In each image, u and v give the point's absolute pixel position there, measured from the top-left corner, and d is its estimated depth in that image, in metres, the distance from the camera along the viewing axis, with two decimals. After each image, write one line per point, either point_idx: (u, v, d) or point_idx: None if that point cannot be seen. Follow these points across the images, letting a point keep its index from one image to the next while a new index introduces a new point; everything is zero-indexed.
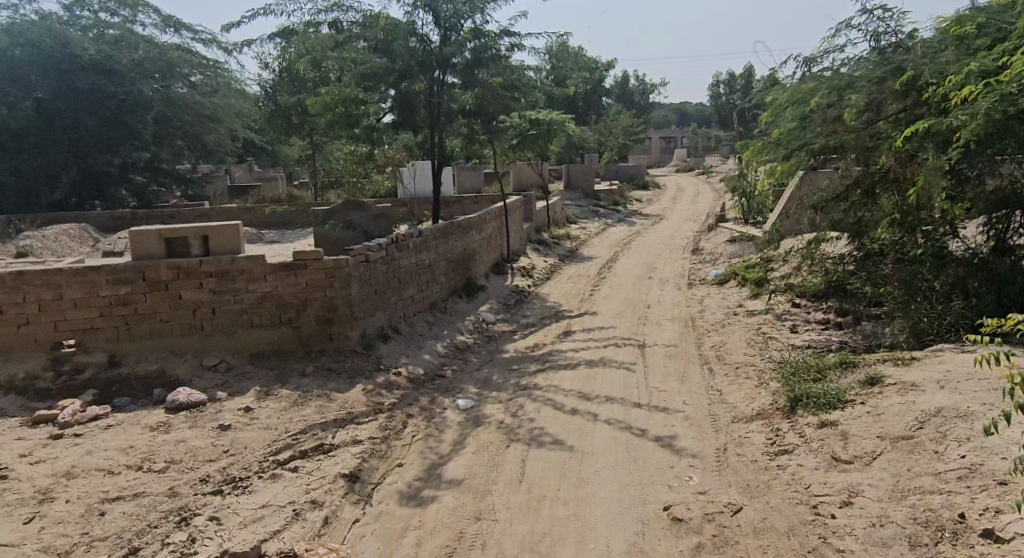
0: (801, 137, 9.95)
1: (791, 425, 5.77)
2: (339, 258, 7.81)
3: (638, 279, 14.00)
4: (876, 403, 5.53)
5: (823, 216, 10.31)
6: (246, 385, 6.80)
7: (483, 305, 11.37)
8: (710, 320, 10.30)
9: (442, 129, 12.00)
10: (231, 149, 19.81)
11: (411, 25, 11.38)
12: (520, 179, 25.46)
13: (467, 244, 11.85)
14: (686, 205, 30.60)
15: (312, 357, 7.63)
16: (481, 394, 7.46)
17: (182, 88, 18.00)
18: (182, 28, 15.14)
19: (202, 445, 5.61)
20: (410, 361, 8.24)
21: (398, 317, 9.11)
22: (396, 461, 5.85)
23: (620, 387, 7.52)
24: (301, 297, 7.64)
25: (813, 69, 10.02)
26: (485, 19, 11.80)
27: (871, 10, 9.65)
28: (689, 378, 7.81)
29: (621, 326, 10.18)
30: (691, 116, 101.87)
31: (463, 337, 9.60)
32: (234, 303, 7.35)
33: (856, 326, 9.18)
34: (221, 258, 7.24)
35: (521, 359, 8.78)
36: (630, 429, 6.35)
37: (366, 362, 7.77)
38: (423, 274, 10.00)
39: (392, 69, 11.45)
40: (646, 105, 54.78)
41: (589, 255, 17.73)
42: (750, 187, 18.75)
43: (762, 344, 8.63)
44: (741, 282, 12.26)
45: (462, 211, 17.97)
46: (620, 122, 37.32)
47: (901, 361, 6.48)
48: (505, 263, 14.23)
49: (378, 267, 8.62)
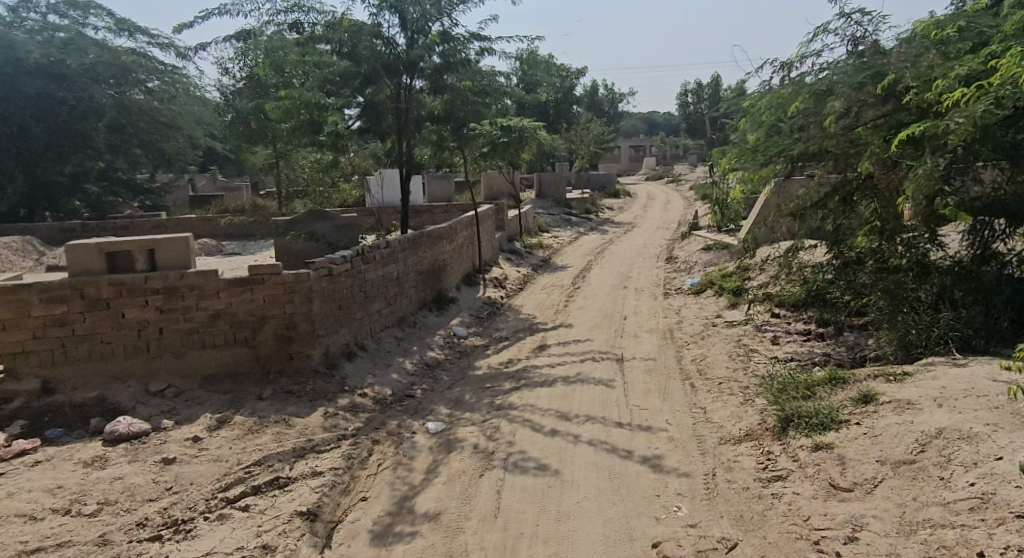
0: (779, 145, 9.63)
1: (784, 448, 5.43)
2: (300, 272, 7.34)
3: (613, 289, 13.66)
4: (873, 423, 5.19)
5: (802, 224, 10.05)
6: (196, 412, 6.32)
7: (454, 319, 10.90)
8: (689, 332, 9.96)
9: (411, 135, 11.62)
10: (192, 157, 19.17)
11: (377, 27, 11.01)
12: (491, 187, 25.40)
13: (437, 255, 11.41)
14: (658, 212, 30.46)
15: (270, 380, 7.13)
16: (453, 416, 7.02)
17: (138, 94, 17.24)
18: (136, 32, 14.52)
19: (141, 483, 5.12)
20: (377, 381, 7.77)
21: (363, 334, 8.63)
22: (359, 494, 5.39)
23: (599, 405, 7.12)
24: (258, 314, 7.17)
25: (791, 72, 9.64)
26: (453, 23, 11.41)
27: (849, 14, 9.39)
28: (671, 395, 7.42)
29: (598, 339, 9.81)
30: (660, 125, 102.63)
31: (433, 353, 9.14)
32: (183, 322, 6.85)
33: (837, 337, 8.79)
34: (169, 273, 6.75)
35: (494, 376, 8.34)
36: (612, 452, 5.95)
37: (329, 383, 7.30)
38: (390, 287, 9.53)
39: (358, 72, 10.97)
40: (616, 113, 54.91)
41: (563, 264, 17.39)
42: (723, 194, 18.58)
43: (743, 358, 8.32)
44: (718, 291, 11.92)
45: (432, 220, 17.51)
46: (590, 130, 37.23)
47: (895, 377, 6.07)
48: (476, 273, 13.81)
49: (342, 281, 8.16)
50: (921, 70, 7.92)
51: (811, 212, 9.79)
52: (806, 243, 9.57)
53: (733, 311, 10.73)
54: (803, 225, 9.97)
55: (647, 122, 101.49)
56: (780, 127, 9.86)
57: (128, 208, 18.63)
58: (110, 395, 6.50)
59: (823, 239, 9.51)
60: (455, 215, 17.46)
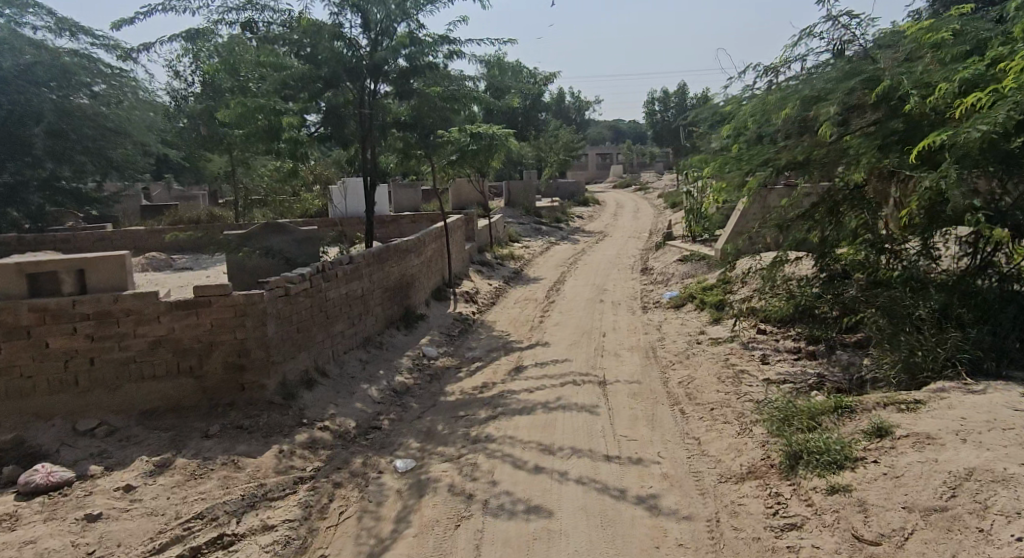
0: (764, 153, 8.91)
1: (794, 489, 4.90)
2: (253, 293, 6.63)
3: (588, 303, 13.11)
4: (893, 461, 4.67)
5: (788, 236, 9.59)
6: (130, 455, 5.60)
7: (423, 338, 10.23)
8: (671, 350, 9.44)
9: (376, 142, 10.97)
10: (142, 165, 18.21)
11: (339, 28, 10.33)
12: (460, 196, 24.89)
13: (405, 270, 10.72)
14: (628, 221, 30.08)
15: (218, 414, 6.41)
16: (424, 450, 6.35)
17: (83, 98, 16.23)
18: (78, 32, 13.62)
19: (57, 547, 4.53)
20: (339, 412, 7.08)
21: (325, 358, 7.94)
22: (316, 552, 4.76)
23: (584, 436, 6.53)
24: (204, 341, 6.45)
25: (774, 78, 9.07)
26: (420, 24, 10.78)
27: (835, 17, 8.86)
28: (660, 423, 6.85)
29: (577, 359, 9.22)
30: (626, 134, 103.00)
31: (401, 377, 8.47)
32: (117, 351, 6.13)
33: (830, 355, 8.32)
34: (100, 296, 6.04)
35: (468, 403, 7.70)
36: (602, 492, 5.35)
37: (286, 416, 6.59)
38: (354, 306, 8.85)
39: (317, 76, 10.32)
40: (583, 122, 54.69)
41: (535, 276, 16.80)
42: (697, 203, 18.18)
43: (732, 381, 7.82)
44: (698, 305, 11.42)
45: (398, 231, 16.81)
46: (559, 138, 36.79)
47: (907, 405, 5.52)
48: (445, 288, 13.14)
49: (299, 302, 7.45)
50: (917, 73, 7.50)
51: (797, 224, 9.37)
52: (794, 256, 9.14)
53: (716, 327, 10.23)
54: (788, 238, 9.54)
55: (614, 131, 101.71)
56: (761, 136, 9.28)
57: (73, 219, 17.60)
58: (29, 436, 5.79)
59: (810, 252, 9.09)
60: (423, 226, 16.79)
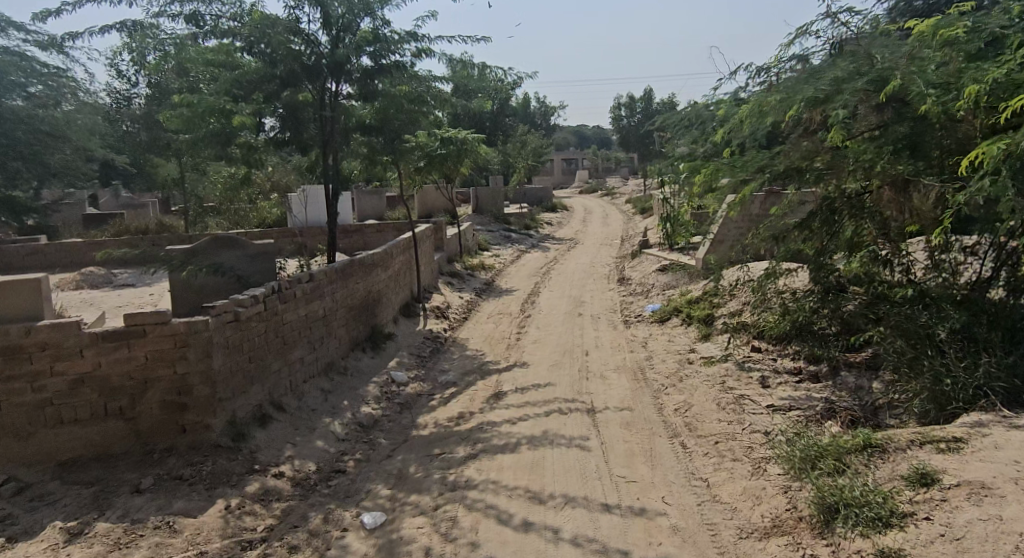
0: (761, 158, 8.24)
1: (833, 550, 4.19)
2: (195, 320, 5.80)
3: (566, 318, 12.37)
4: (950, 518, 3.99)
5: (783, 247, 8.95)
6: (41, 519, 4.75)
7: (390, 361, 9.39)
8: (662, 370, 8.74)
9: (338, 148, 10.11)
10: (85, 172, 17.05)
11: (295, 22, 9.46)
12: (426, 203, 24.07)
13: (370, 286, 9.87)
14: (598, 227, 29.48)
15: (153, 462, 5.55)
16: (395, 500, 5.54)
17: (16, 100, 14.87)
18: (8, 27, 12.50)
19: None
20: (297, 454, 6.22)
21: (281, 390, 7.08)
22: None
23: (578, 479, 5.77)
24: (137, 377, 5.60)
25: (769, 80, 8.45)
26: (386, 20, 9.94)
27: (833, 13, 8.27)
28: (660, 460, 6.12)
29: (560, 383, 8.47)
30: (591, 139, 103.03)
31: (368, 409, 7.62)
32: (30, 393, 5.30)
33: (834, 377, 7.66)
34: (10, 329, 5.22)
35: (445, 438, 6.89)
36: (603, 553, 4.61)
37: (233, 462, 5.72)
38: (315, 328, 8.00)
39: (272, 74, 9.45)
40: (549, 127, 54.26)
41: (507, 288, 16.04)
42: (674, 210, 17.60)
43: (731, 408, 7.14)
44: (683, 320, 10.76)
45: (363, 241, 15.91)
46: (527, 143, 36.15)
47: (947, 443, 4.83)
48: (414, 303, 12.30)
49: (252, 327, 6.58)
50: (930, 73, 6.91)
51: (792, 234, 8.77)
52: (790, 269, 8.53)
53: (706, 345, 9.56)
54: (780, 249, 8.95)
55: (578, 136, 101.73)
56: (763, 144, 8.69)
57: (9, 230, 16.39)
58: None
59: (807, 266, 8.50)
60: (389, 236, 15.90)
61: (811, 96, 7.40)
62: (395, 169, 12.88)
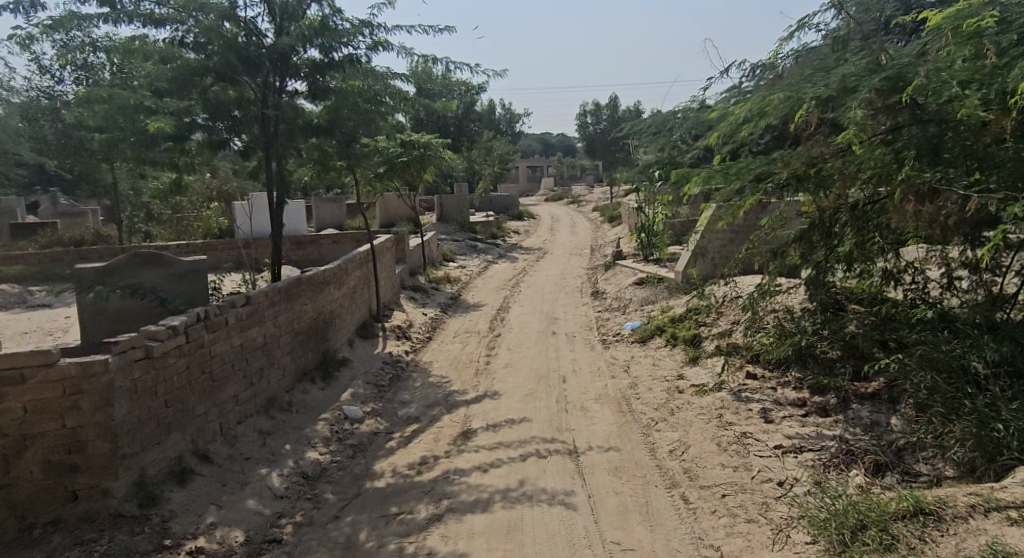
0: (757, 164, 7.42)
1: None
2: (91, 361, 4.77)
3: (539, 337, 11.40)
4: None
5: (781, 262, 8.00)
6: None
7: (343, 393, 8.31)
8: (650, 401, 7.79)
9: (282, 152, 9.03)
10: (12, 178, 15.57)
11: (232, 7, 8.31)
12: (388, 212, 23.00)
13: (321, 307, 8.77)
14: (567, 236, 28.60)
15: (33, 540, 4.52)
16: None
17: None
18: None
19: None
20: (223, 521, 5.14)
21: (207, 436, 5.98)
22: None
23: (564, 549, 4.80)
24: (15, 433, 4.57)
25: (765, 77, 7.65)
26: (336, 8, 8.86)
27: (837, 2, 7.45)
28: (659, 520, 5.16)
29: (536, 418, 7.48)
30: (555, 147, 102.61)
31: (314, 454, 6.54)
32: None
33: (846, 411, 6.66)
34: None
35: (404, 491, 5.83)
36: None
37: (139, 537, 4.69)
38: (252, 360, 6.90)
39: (206, 66, 8.25)
40: (514, 134, 53.41)
41: (475, 303, 15.03)
42: (649, 219, 16.75)
43: (735, 449, 6.20)
44: (667, 340, 9.85)
45: (318, 254, 14.76)
46: (492, 150, 35.19)
47: (1017, 511, 3.97)
48: (372, 322, 11.18)
49: (169, 364, 5.51)
50: (952, 68, 6.12)
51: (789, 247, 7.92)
52: (789, 287, 7.67)
53: (694, 370, 8.65)
54: (775, 263, 8.10)
55: (544, 144, 101.10)
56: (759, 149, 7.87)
57: None
58: None
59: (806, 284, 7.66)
60: (346, 247, 14.78)
61: (819, 94, 6.57)
62: (351, 175, 11.80)
